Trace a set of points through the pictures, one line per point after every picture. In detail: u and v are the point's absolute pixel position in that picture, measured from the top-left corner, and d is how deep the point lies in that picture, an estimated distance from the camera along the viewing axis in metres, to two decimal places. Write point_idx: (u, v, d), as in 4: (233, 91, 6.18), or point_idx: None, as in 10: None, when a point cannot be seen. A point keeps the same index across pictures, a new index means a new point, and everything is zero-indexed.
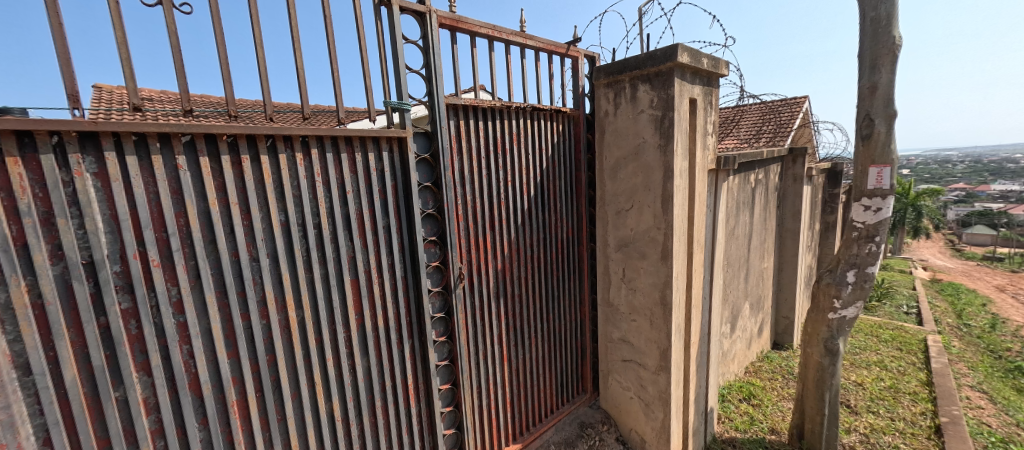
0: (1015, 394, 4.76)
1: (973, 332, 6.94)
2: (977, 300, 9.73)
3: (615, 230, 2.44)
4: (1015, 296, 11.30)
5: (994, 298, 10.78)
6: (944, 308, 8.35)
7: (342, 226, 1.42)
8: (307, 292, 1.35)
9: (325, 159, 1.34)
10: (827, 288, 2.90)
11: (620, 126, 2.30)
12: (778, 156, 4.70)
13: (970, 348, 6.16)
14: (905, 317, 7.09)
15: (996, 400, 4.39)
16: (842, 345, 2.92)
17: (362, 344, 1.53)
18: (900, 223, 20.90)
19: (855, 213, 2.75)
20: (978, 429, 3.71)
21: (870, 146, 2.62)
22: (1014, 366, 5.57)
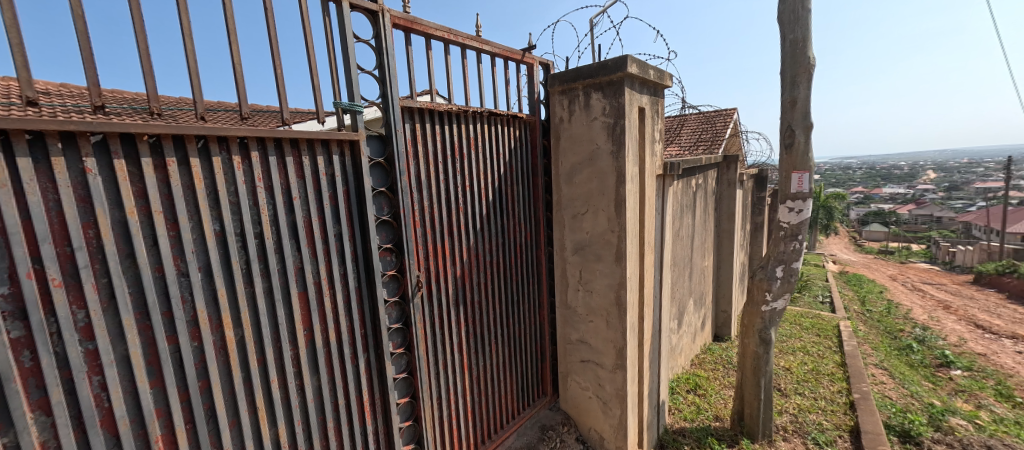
0: (909, 370, 5.46)
1: (875, 317, 7.88)
2: (876, 289, 11.11)
3: (572, 233, 2.48)
4: (904, 283, 13.06)
5: (889, 286, 12.37)
6: (851, 296, 9.44)
7: (288, 236, 1.31)
8: (246, 309, 1.24)
9: (267, 163, 1.24)
10: (759, 283, 3.14)
11: (574, 132, 2.35)
12: (714, 162, 5.06)
13: (874, 331, 6.99)
14: (822, 306, 7.90)
15: (895, 375, 5.00)
16: (774, 334, 3.18)
17: (311, 362, 1.42)
18: (815, 222, 23.34)
19: (782, 214, 3.01)
20: (884, 402, 4.20)
21: (792, 154, 2.89)
22: (907, 344, 6.40)
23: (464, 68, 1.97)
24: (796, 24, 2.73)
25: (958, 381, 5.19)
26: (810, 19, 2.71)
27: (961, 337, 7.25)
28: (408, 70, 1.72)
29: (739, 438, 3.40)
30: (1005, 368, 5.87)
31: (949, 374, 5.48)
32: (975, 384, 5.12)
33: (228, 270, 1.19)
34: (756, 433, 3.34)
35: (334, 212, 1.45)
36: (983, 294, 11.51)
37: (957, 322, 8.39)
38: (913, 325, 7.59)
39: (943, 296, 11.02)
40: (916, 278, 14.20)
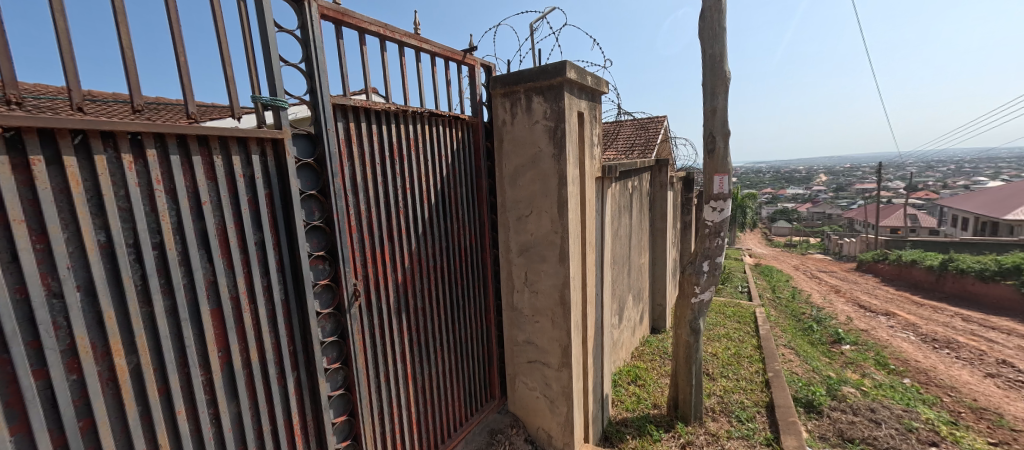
0: (812, 347, 6.21)
1: (784, 303, 8.87)
2: (784, 278, 12.52)
3: (516, 235, 2.49)
4: (806, 272, 14.86)
5: (794, 275, 14.01)
6: (764, 285, 10.54)
7: (197, 245, 1.16)
8: (144, 331, 1.07)
9: (169, 163, 1.09)
10: (689, 277, 3.38)
11: (517, 135, 2.37)
12: (648, 165, 5.38)
13: (783, 315, 7.85)
14: (741, 295, 8.73)
15: (801, 353, 5.64)
16: (702, 324, 3.43)
17: (228, 387, 1.27)
18: (734, 219, 25.78)
19: (706, 213, 3.26)
20: (793, 378, 4.71)
21: (714, 158, 3.15)
22: (810, 325, 7.27)
23: (403, 66, 1.90)
24: (713, 40, 2.99)
25: (849, 355, 5.99)
26: (725, 37, 2.98)
27: (850, 316, 8.38)
28: (340, 65, 1.61)
29: (675, 422, 3.62)
30: (883, 340, 6.89)
31: (842, 349, 6.30)
32: (862, 356, 5.95)
33: (118, 287, 1.02)
34: (689, 416, 3.59)
35: (254, 217, 1.32)
36: (865, 279, 13.42)
37: (847, 303, 9.70)
38: (814, 308, 8.64)
39: (835, 282, 12.69)
40: (815, 267, 16.20)
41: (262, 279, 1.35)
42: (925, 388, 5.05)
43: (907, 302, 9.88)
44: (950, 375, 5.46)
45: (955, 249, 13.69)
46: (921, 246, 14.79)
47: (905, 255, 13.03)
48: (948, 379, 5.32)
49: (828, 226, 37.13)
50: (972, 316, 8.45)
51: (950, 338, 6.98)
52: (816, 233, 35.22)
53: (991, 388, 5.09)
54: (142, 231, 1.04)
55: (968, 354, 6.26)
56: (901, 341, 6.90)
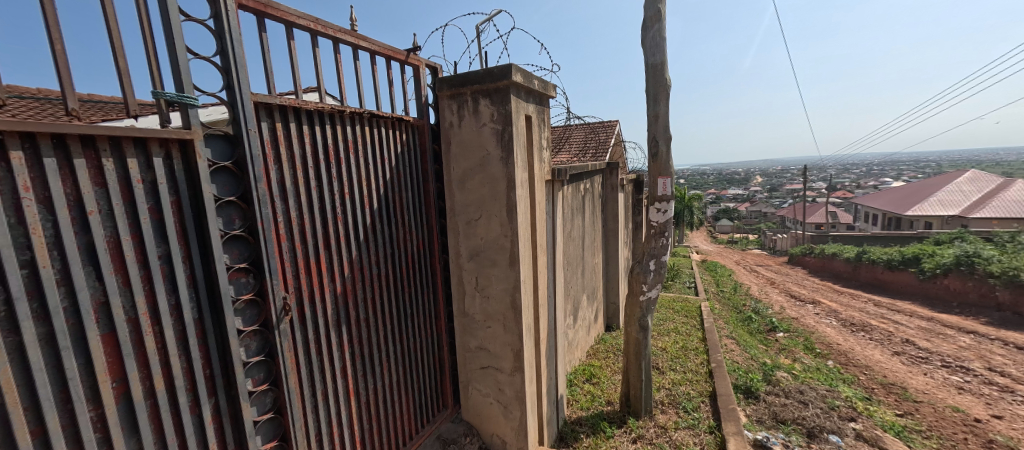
0: (750, 337, 6.70)
1: (726, 296, 9.51)
2: (725, 272, 13.44)
3: (466, 240, 2.46)
4: (744, 267, 16.06)
5: (734, 269, 15.09)
6: (709, 280, 11.24)
7: (82, 262, 1.01)
8: (10, 365, 0.91)
9: (42, 167, 0.94)
10: (637, 276, 3.51)
11: (465, 137, 2.34)
12: (600, 168, 5.56)
13: (726, 308, 8.41)
14: (688, 291, 9.25)
15: (741, 342, 6.06)
16: (650, 320, 3.58)
17: (127, 421, 1.12)
18: (680, 219, 27.34)
19: (651, 214, 3.41)
20: (734, 366, 5.04)
21: (658, 162, 3.30)
22: (748, 316, 7.84)
23: (337, 64, 1.80)
24: (654, 49, 3.13)
25: (782, 342, 6.51)
26: (665, 46, 3.14)
27: (783, 306, 9.13)
28: (264, 60, 1.49)
29: (627, 417, 3.74)
30: (809, 327, 7.58)
31: (776, 337, 6.84)
32: (792, 342, 6.50)
33: None
34: (640, 410, 3.72)
35: (159, 228, 1.17)
36: (795, 271, 14.71)
37: (780, 294, 10.58)
38: (752, 300, 9.34)
39: (770, 275, 13.79)
40: (752, 262, 17.54)
41: (169, 297, 1.20)
42: (845, 368, 5.59)
43: (829, 291, 10.94)
44: (864, 355, 6.10)
45: (867, 242, 15.37)
46: (839, 240, 16.45)
47: (827, 249, 14.44)
48: (863, 359, 5.94)
49: (762, 225, 40.36)
50: (881, 302, 9.52)
51: (864, 322, 7.81)
52: (752, 231, 38.15)
53: (896, 365, 5.75)
54: (6, 247, 0.88)
55: (879, 336, 7.03)
56: (825, 327, 7.62)
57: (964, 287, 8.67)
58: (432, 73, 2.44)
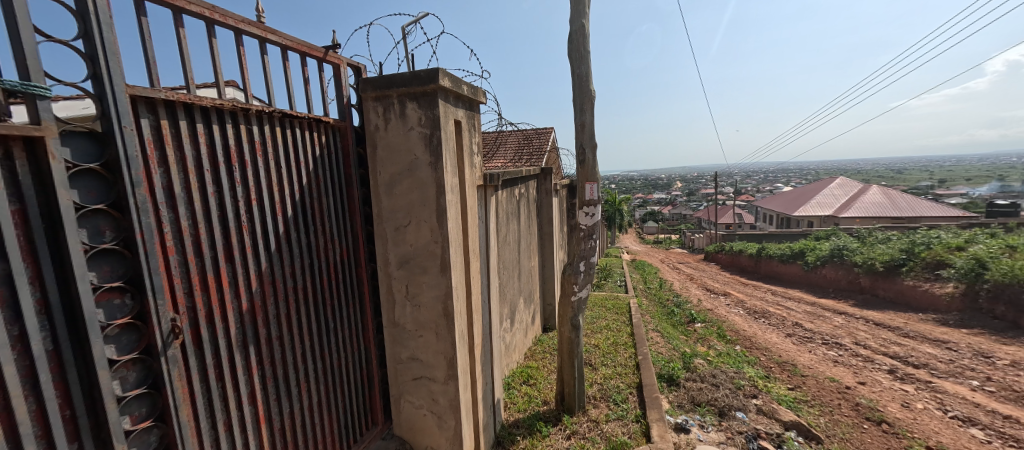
0: (672, 328, 7.29)
1: (652, 292, 10.26)
2: (651, 270, 14.51)
3: (394, 247, 2.37)
4: (667, 264, 17.47)
5: (659, 267, 16.35)
6: (637, 278, 12.05)
7: None
8: None
9: None
10: (568, 277, 3.64)
11: (391, 141, 2.26)
12: (534, 173, 5.71)
13: (652, 303, 9.06)
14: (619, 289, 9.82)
15: (664, 335, 6.56)
16: (581, 319, 3.72)
17: None
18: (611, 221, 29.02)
19: (581, 218, 3.56)
20: (659, 357, 5.43)
21: (585, 168, 3.46)
22: (671, 309, 8.53)
23: (241, 58, 1.63)
24: (579, 61, 3.30)
25: (699, 332, 7.16)
26: (588, 59, 3.32)
27: (699, 299, 10.06)
28: (145, 48, 1.30)
29: (561, 415, 3.85)
30: (721, 316, 8.44)
31: (694, 328, 7.50)
32: (708, 331, 7.20)
33: None
34: (573, 407, 3.85)
35: None
36: (709, 267, 16.29)
37: (697, 288, 11.66)
38: (674, 295, 10.17)
39: (689, 271, 15.14)
40: (674, 260, 19.13)
41: (10, 327, 0.99)
42: (750, 351, 6.30)
43: (736, 283, 12.29)
44: (765, 338, 6.93)
45: (765, 240, 17.53)
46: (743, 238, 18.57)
47: (734, 246, 16.21)
48: (763, 342, 6.74)
49: (681, 226, 44.21)
50: (777, 291, 10.90)
51: (764, 309, 8.89)
52: (673, 231, 41.60)
53: (789, 346, 6.61)
54: None
55: (775, 321, 8.03)
56: (734, 316, 8.53)
57: (837, 275, 10.25)
58: (355, 73, 2.33)
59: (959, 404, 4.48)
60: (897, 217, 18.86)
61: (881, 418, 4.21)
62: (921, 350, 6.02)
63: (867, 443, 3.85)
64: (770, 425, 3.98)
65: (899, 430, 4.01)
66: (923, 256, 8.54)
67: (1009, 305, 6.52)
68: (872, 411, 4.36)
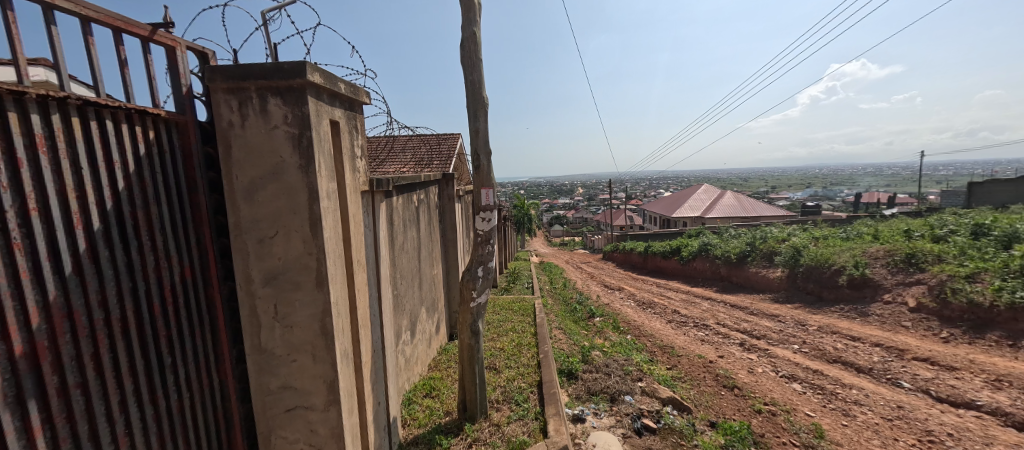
0: (573, 324, 7.75)
1: (556, 292, 10.82)
2: (556, 270, 15.35)
3: (257, 262, 2.06)
4: (570, 265, 18.67)
5: (563, 268, 17.38)
6: (543, 279, 12.62)
7: None
8: None
9: None
10: (466, 284, 3.57)
11: (249, 140, 1.97)
12: (435, 179, 5.57)
13: (556, 302, 9.53)
14: (526, 291, 10.14)
15: (567, 332, 6.94)
16: (481, 325, 3.69)
17: None
18: (519, 226, 30.03)
19: (478, 223, 3.55)
20: (560, 354, 5.70)
21: (480, 173, 3.47)
22: (573, 307, 9.08)
23: (12, 27, 1.26)
24: (471, 69, 3.31)
25: (597, 326, 7.74)
26: (481, 67, 3.34)
27: (598, 295, 10.92)
28: None
29: (463, 424, 3.78)
30: (615, 309, 9.26)
31: (593, 322, 8.10)
32: (604, 324, 7.82)
33: None
34: (475, 414, 3.81)
35: None
36: (605, 266, 17.83)
37: (595, 285, 12.65)
38: (575, 293, 10.86)
39: (588, 270, 16.37)
40: (575, 260, 20.54)
41: None
42: (638, 339, 7.01)
43: (626, 278, 13.64)
44: (650, 326, 7.78)
45: (648, 239, 19.83)
46: (632, 238, 20.74)
47: (624, 246, 18.01)
48: (648, 329, 7.56)
49: (582, 228, 47.73)
50: (658, 283, 12.38)
51: (649, 300, 10.02)
52: (575, 234, 44.70)
53: (667, 330, 7.52)
54: None
55: (658, 310, 9.09)
56: (625, 308, 9.44)
57: (703, 267, 12.02)
58: (199, 60, 1.99)
59: (785, 366, 5.55)
60: (744, 218, 22.95)
61: (734, 384, 5.01)
62: (761, 324, 7.36)
63: (724, 407, 4.54)
64: (651, 404, 4.45)
65: (746, 392, 4.82)
66: (760, 248, 10.49)
67: (816, 283, 8.35)
68: (728, 379, 5.17)
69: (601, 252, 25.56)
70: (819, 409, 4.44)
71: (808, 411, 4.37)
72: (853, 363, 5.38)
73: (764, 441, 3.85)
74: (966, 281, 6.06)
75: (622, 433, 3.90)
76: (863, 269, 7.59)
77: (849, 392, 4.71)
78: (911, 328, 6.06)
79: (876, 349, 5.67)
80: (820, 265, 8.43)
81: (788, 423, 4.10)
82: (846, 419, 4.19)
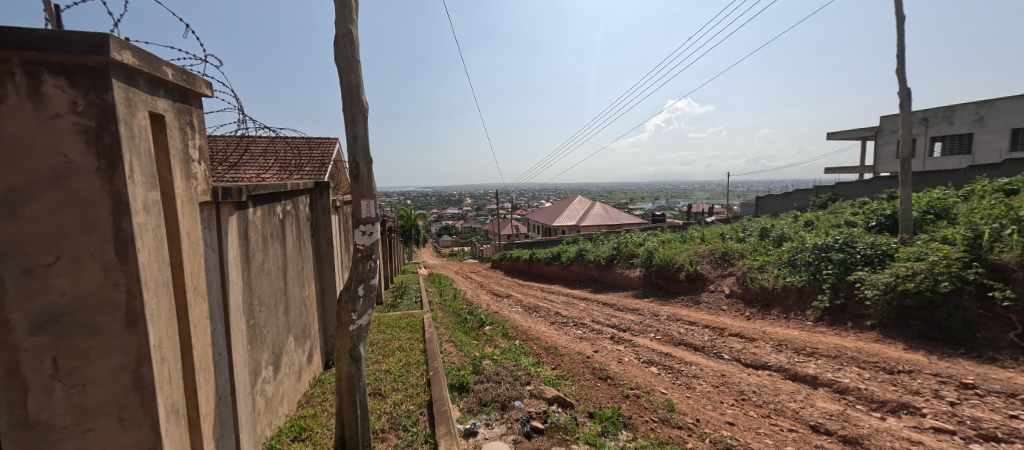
0: (463, 335, 7.63)
1: (447, 304, 10.59)
2: (446, 282, 15.10)
3: (23, 302, 1.50)
4: (461, 275, 18.60)
5: (453, 278, 17.22)
6: (433, 293, 12.26)
7: None
8: None
9: None
10: (344, 305, 3.13)
11: (9, 132, 1.44)
12: (305, 188, 4.95)
13: (446, 315, 9.30)
14: (414, 305, 9.68)
15: (458, 344, 6.80)
16: (363, 349, 3.29)
17: None
18: (406, 237, 28.82)
19: (357, 237, 3.17)
20: (451, 368, 5.52)
21: (360, 184, 3.12)
22: (463, 318, 8.96)
23: None
24: (348, 69, 3.00)
25: (487, 335, 7.77)
26: (358, 67, 3.06)
27: (487, 304, 11.01)
28: None
29: None
30: (503, 316, 9.44)
31: (483, 331, 8.11)
32: (493, 333, 7.89)
33: None
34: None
35: None
36: (495, 274, 18.25)
37: (485, 294, 12.78)
38: (466, 303, 10.78)
39: (478, 279, 16.49)
40: (465, 270, 20.52)
41: None
42: (525, 343, 7.23)
43: (514, 286, 14.10)
44: (536, 330, 8.11)
45: (533, 247, 20.93)
46: (517, 246, 21.65)
47: (511, 254, 18.66)
48: (534, 333, 7.88)
49: (472, 238, 48.28)
50: (543, 288, 13.08)
51: (535, 304, 10.49)
52: (465, 244, 44.90)
53: (552, 332, 7.94)
54: None
55: (543, 313, 9.56)
56: (513, 314, 9.69)
57: (580, 271, 13.12)
58: None
59: (646, 352, 6.31)
60: (611, 226, 25.93)
61: (606, 375, 5.48)
62: (626, 318, 8.28)
63: (599, 397, 4.92)
64: (539, 406, 4.59)
65: (616, 381, 5.31)
66: (623, 250, 11.89)
67: (665, 278, 9.77)
68: (602, 371, 5.64)
69: (489, 261, 26.09)
70: (670, 386, 5.13)
71: (663, 389, 5.00)
72: (692, 343, 6.39)
73: (631, 422, 4.25)
74: (758, 271, 7.76)
75: (513, 439, 3.93)
76: (696, 265, 9.14)
77: (690, 368, 5.56)
78: (728, 311, 7.47)
79: (707, 330, 6.83)
80: (666, 263, 9.88)
81: (649, 403, 4.63)
82: (689, 392, 4.91)
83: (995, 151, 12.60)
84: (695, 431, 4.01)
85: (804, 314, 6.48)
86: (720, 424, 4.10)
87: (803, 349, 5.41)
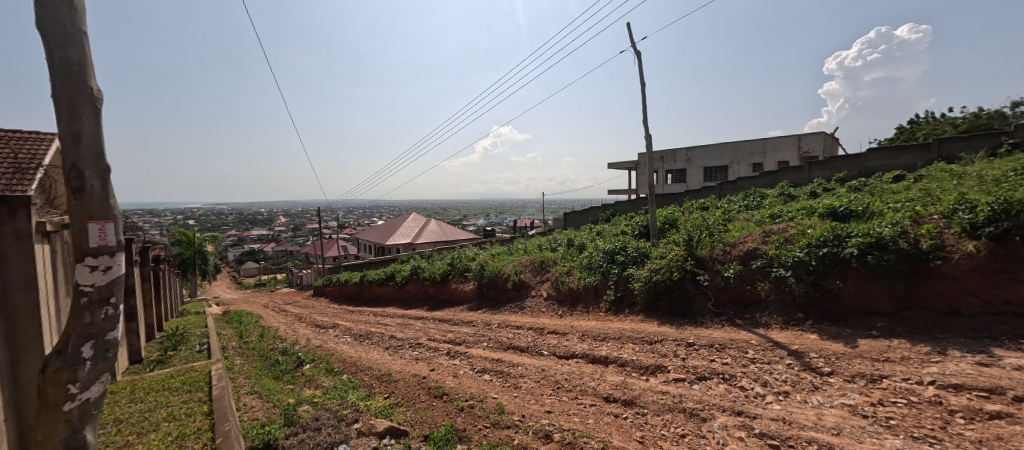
0: (272, 382, 6.36)
1: (251, 347, 8.69)
2: (252, 319, 12.47)
3: None
4: (273, 308, 15.65)
5: (261, 313, 14.32)
6: (230, 336, 9.88)
7: None
8: None
9: None
10: (54, 376, 2.14)
11: None
12: None
13: (249, 362, 7.60)
14: (200, 355, 7.56)
15: (264, 394, 5.66)
16: (90, 434, 2.32)
17: None
18: (189, 268, 22.51)
19: (80, 275, 2.22)
20: (252, 427, 4.55)
21: (84, 200, 2.14)
22: (274, 361, 7.49)
23: None
24: (65, 41, 2.11)
25: (307, 375, 6.71)
26: (85, 43, 2.19)
27: (308, 338, 9.53)
28: None
29: None
30: (328, 349, 8.32)
31: (302, 372, 6.95)
32: (314, 371, 6.86)
33: None
34: None
35: None
36: (318, 302, 16.06)
37: (306, 326, 11.08)
38: (278, 342, 9.07)
39: (294, 311, 14.11)
40: (276, 302, 17.26)
41: None
42: (355, 376, 6.52)
43: (342, 313, 12.69)
44: (367, 358, 7.43)
45: (363, 269, 19.39)
46: (344, 269, 19.63)
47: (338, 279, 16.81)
48: (365, 362, 7.20)
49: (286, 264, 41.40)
50: (375, 312, 12.15)
51: (367, 331, 9.62)
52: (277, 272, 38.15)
53: (385, 358, 7.41)
54: None
55: (375, 339, 8.85)
56: (341, 345, 8.66)
57: (415, 290, 12.75)
58: None
59: (479, 362, 6.56)
60: (445, 244, 26.29)
61: (442, 392, 5.42)
62: (461, 332, 8.44)
63: (435, 417, 4.82)
64: (367, 443, 4.17)
65: (451, 396, 5.29)
66: (456, 265, 12.12)
67: (494, 289, 10.43)
68: (438, 388, 5.55)
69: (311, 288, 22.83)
70: (500, 389, 5.45)
71: (493, 395, 5.26)
72: (518, 346, 6.97)
73: (465, 434, 4.32)
74: (566, 274, 9.10)
75: None
76: (520, 275, 10.08)
77: (516, 369, 6.03)
78: (546, 313, 8.49)
79: (530, 332, 7.58)
80: (495, 275, 10.57)
81: (481, 411, 4.78)
82: (516, 392, 5.30)
83: (697, 180, 18.39)
84: (520, 428, 4.33)
85: (598, 307, 7.91)
86: (539, 415, 4.57)
87: (597, 336, 6.58)
